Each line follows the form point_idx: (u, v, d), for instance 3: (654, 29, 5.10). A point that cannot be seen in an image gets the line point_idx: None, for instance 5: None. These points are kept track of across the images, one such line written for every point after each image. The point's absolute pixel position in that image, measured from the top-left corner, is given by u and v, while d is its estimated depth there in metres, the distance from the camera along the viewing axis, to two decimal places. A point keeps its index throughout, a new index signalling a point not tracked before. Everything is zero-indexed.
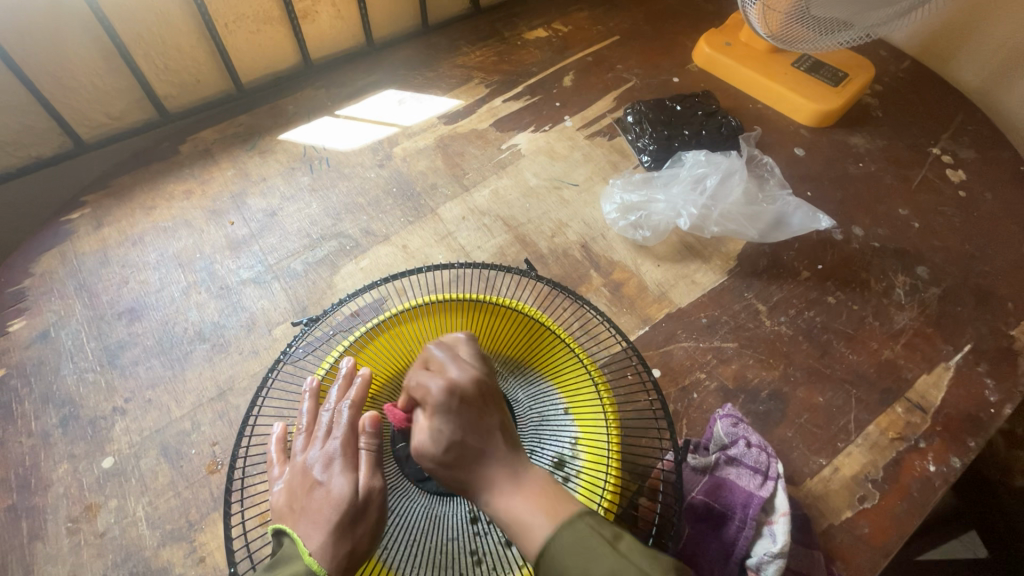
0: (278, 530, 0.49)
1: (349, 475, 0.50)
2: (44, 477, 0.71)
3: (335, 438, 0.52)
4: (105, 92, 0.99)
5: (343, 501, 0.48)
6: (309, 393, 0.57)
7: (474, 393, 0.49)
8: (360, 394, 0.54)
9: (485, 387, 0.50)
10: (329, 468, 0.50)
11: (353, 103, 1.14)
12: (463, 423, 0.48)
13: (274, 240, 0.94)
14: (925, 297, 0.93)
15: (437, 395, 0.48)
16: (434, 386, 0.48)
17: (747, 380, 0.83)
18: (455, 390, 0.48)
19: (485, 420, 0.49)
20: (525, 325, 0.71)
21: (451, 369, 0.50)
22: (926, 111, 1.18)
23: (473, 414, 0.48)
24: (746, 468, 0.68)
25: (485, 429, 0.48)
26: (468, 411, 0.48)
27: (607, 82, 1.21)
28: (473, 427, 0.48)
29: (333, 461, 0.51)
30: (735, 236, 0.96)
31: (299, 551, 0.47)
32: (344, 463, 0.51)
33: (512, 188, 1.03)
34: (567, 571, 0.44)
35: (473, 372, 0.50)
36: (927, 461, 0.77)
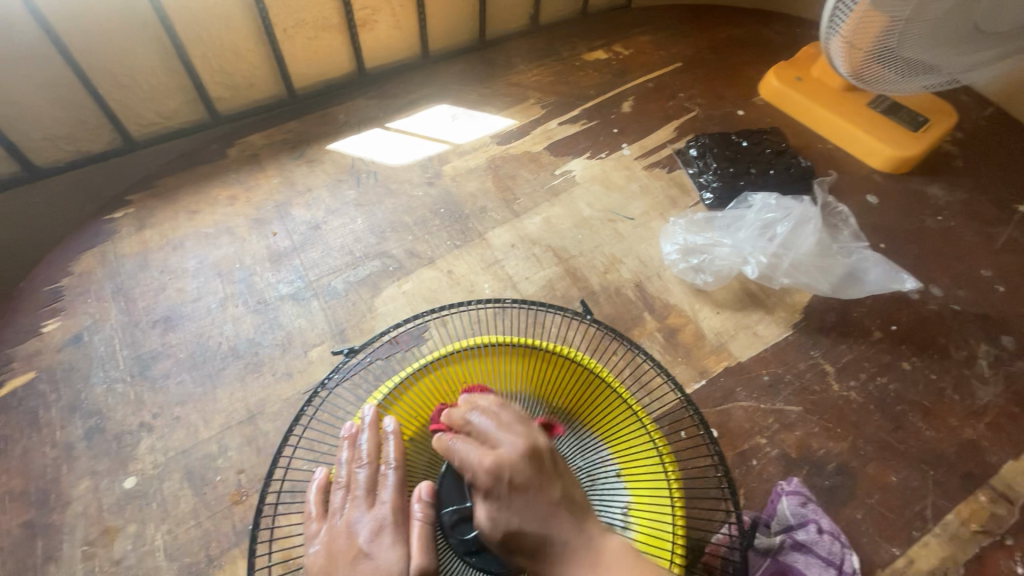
0: None
1: (399, 548, 0.49)
2: (64, 493, 0.68)
3: (384, 503, 0.51)
4: (158, 91, 0.97)
5: None
6: (346, 441, 0.55)
7: (527, 475, 0.45)
8: (399, 454, 0.53)
9: (543, 463, 0.46)
10: (377, 538, 0.49)
11: (404, 116, 1.11)
12: (519, 509, 0.45)
13: (316, 255, 0.90)
14: (1012, 371, 0.84)
15: (483, 476, 0.45)
16: (480, 463, 0.45)
17: (812, 451, 0.76)
18: (502, 470, 0.45)
19: (547, 509, 0.45)
20: (587, 383, 0.65)
21: (501, 448, 0.46)
22: (1010, 165, 1.10)
23: (532, 496, 0.45)
24: (817, 557, 0.62)
25: (547, 514, 0.45)
26: (524, 491, 0.45)
27: (668, 111, 1.16)
28: (533, 512, 0.45)
29: (383, 529, 0.50)
30: (805, 288, 0.89)
31: None
32: (394, 533, 0.49)
33: (565, 218, 0.98)
34: None
35: (524, 446, 0.46)
36: (1014, 561, 0.69)
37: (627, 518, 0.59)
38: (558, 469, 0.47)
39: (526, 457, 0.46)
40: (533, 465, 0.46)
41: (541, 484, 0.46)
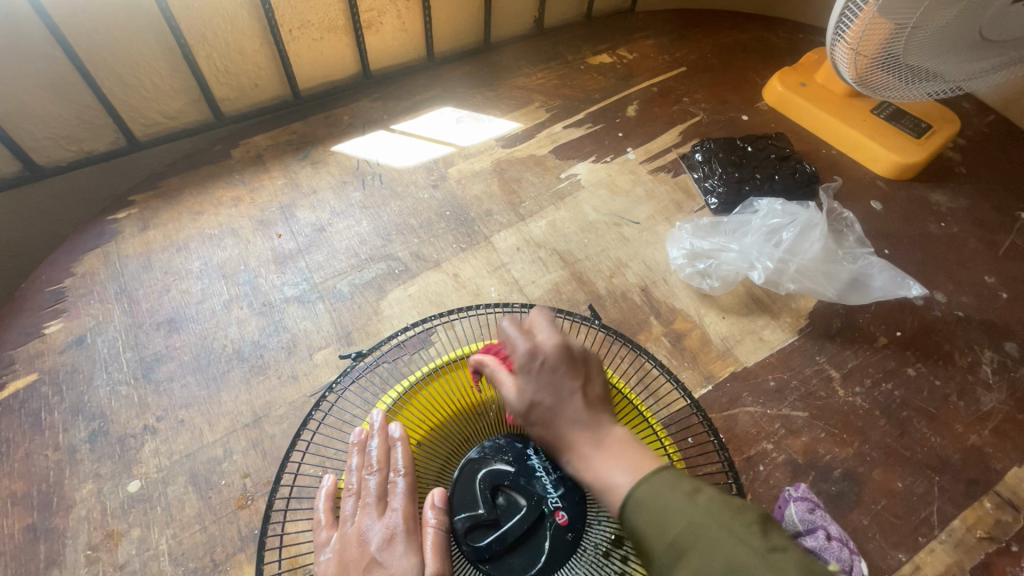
0: None
1: (412, 557, 0.49)
2: (67, 497, 0.67)
3: (395, 510, 0.51)
4: (162, 91, 0.97)
5: None
6: (355, 447, 0.55)
7: (558, 360, 0.50)
8: (409, 461, 0.53)
9: (571, 355, 0.51)
10: (389, 545, 0.49)
11: (409, 118, 1.11)
12: (542, 385, 0.50)
13: (321, 257, 0.90)
14: (1016, 378, 0.85)
15: (520, 357, 0.51)
16: (521, 342, 0.51)
17: (819, 457, 0.76)
18: (536, 353, 0.50)
19: (566, 388, 0.49)
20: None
21: (539, 337, 0.52)
22: (1011, 172, 1.11)
23: (557, 377, 0.50)
24: (826, 564, 0.61)
25: (568, 394, 0.49)
26: (554, 370, 0.50)
27: (673, 116, 1.16)
28: (552, 391, 0.49)
29: (395, 537, 0.49)
30: (811, 294, 0.90)
31: None
32: (406, 541, 0.49)
33: (571, 222, 0.98)
34: (647, 528, 0.41)
35: (558, 339, 0.51)
36: (1020, 567, 0.69)
37: None
38: (584, 364, 0.51)
39: (558, 348, 0.51)
40: (564, 356, 0.51)
41: (568, 372, 0.50)
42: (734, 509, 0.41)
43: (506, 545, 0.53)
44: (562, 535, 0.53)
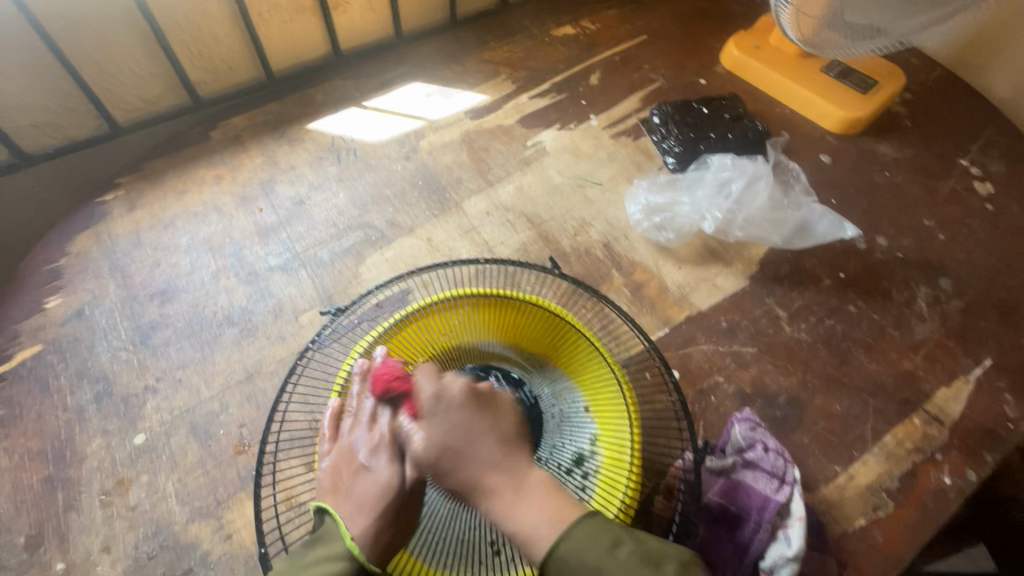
0: (321, 509, 0.55)
1: (395, 466, 0.56)
2: (78, 451, 0.73)
3: (384, 428, 0.58)
4: (140, 77, 1.01)
5: (387, 489, 0.55)
6: (358, 374, 0.61)
7: (464, 406, 0.56)
8: (402, 388, 0.59)
9: (475, 399, 0.56)
10: (376, 455, 0.57)
11: (380, 95, 1.15)
12: (451, 432, 0.55)
13: (302, 228, 0.96)
14: (948, 310, 0.92)
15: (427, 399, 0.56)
16: (428, 393, 0.56)
17: (765, 386, 0.83)
18: (442, 397, 0.56)
19: (476, 432, 0.55)
20: (533, 315, 0.71)
21: (441, 381, 0.57)
22: (954, 122, 1.18)
23: (462, 423, 0.55)
24: (763, 472, 0.69)
25: (471, 438, 0.54)
26: (459, 412, 0.55)
27: (634, 82, 1.21)
28: (461, 435, 0.54)
29: (382, 448, 0.57)
30: (760, 241, 0.97)
31: (339, 534, 0.53)
32: (390, 453, 0.57)
33: (537, 186, 1.04)
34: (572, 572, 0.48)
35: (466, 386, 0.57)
36: (943, 473, 0.77)
37: (593, 445, 0.66)
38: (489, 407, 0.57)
39: (464, 393, 0.57)
40: (473, 398, 0.57)
41: (477, 415, 0.55)
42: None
43: None
44: None
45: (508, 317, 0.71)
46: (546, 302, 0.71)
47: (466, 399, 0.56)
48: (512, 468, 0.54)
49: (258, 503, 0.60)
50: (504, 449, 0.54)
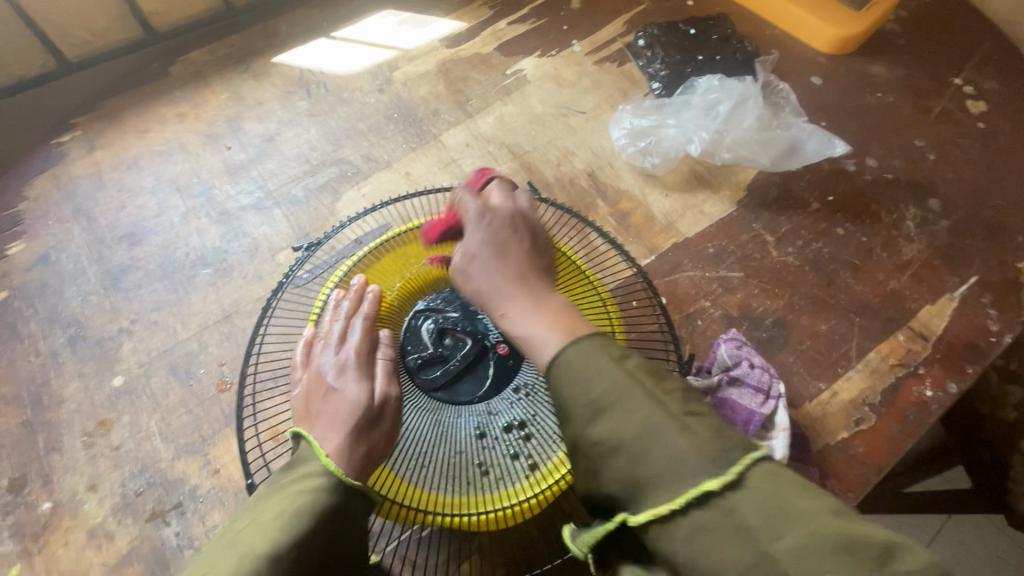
0: (297, 435, 0.53)
1: (363, 383, 0.58)
2: (56, 395, 0.72)
3: (350, 348, 0.60)
4: (86, 6, 0.94)
5: (357, 403, 0.56)
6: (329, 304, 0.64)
7: (509, 222, 0.61)
8: (372, 308, 0.63)
9: (521, 220, 0.62)
10: (343, 374, 0.58)
11: (349, 24, 1.08)
12: (492, 238, 0.60)
13: (273, 165, 0.91)
14: (936, 230, 0.91)
15: (472, 210, 0.62)
16: (477, 206, 0.62)
17: (752, 309, 0.83)
18: (487, 210, 0.62)
19: (509, 248, 0.59)
20: None
21: (491, 199, 0.63)
22: (950, 39, 1.13)
23: (506, 233, 0.60)
24: (748, 388, 0.70)
25: (507, 249, 0.59)
26: (501, 225, 0.60)
27: (618, 5, 1.15)
28: (496, 245, 0.59)
29: (348, 368, 0.59)
30: (747, 164, 0.94)
31: (314, 454, 0.51)
32: (358, 370, 0.58)
33: (518, 115, 1.00)
34: (567, 378, 0.44)
35: (513, 207, 0.62)
36: (925, 386, 0.78)
37: None
38: (530, 229, 0.62)
39: (508, 215, 0.61)
40: (515, 221, 0.61)
41: (515, 233, 0.60)
42: (661, 391, 0.41)
43: (452, 375, 0.64)
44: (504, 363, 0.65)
45: None
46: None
47: (512, 217, 0.61)
48: (532, 280, 0.57)
49: (241, 436, 0.59)
50: (528, 265, 0.58)
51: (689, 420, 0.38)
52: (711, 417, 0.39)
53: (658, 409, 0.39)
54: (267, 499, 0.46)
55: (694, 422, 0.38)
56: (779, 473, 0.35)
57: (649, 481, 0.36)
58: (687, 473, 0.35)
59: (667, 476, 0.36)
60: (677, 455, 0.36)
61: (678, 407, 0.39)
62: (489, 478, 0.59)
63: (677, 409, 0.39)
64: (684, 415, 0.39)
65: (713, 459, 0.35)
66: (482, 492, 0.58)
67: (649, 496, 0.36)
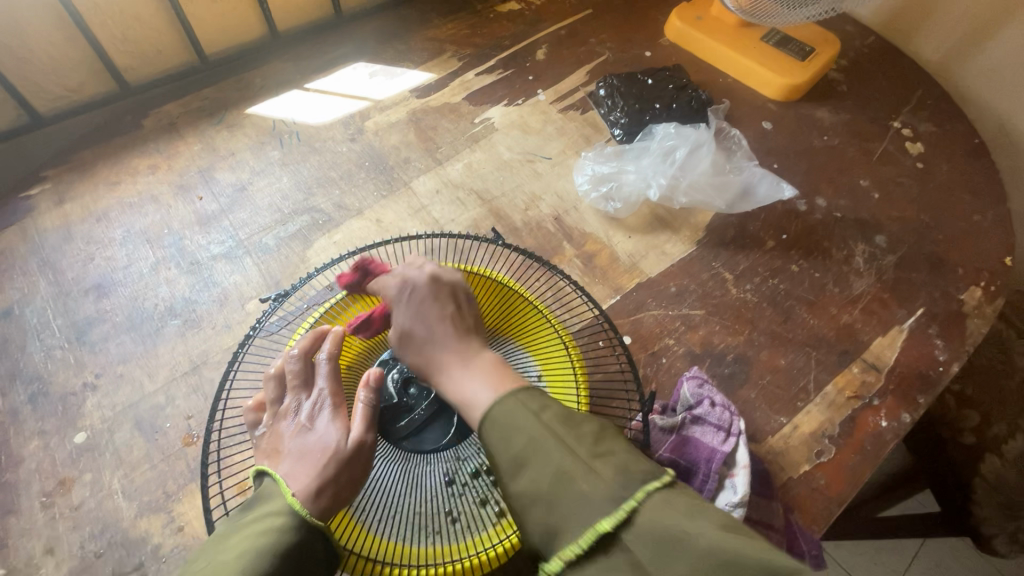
0: (261, 473, 0.55)
1: (338, 424, 0.57)
2: (15, 454, 0.71)
3: (322, 386, 0.60)
4: (60, 63, 0.96)
5: (329, 447, 0.55)
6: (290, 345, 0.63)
7: (426, 290, 0.62)
8: (335, 346, 0.62)
9: (439, 286, 0.63)
10: (317, 413, 0.58)
11: (322, 77, 1.12)
12: (414, 313, 0.61)
13: (245, 214, 0.93)
14: (883, 265, 0.97)
15: (393, 289, 0.63)
16: (396, 282, 0.63)
17: (713, 346, 0.86)
18: (406, 283, 0.63)
19: (433, 314, 0.61)
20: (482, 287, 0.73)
21: (411, 270, 0.64)
22: (888, 85, 1.21)
23: (427, 303, 0.61)
24: (710, 426, 0.72)
25: (432, 320, 0.60)
26: (419, 297, 0.62)
27: (580, 56, 1.21)
28: (420, 318, 0.60)
29: (323, 407, 0.58)
30: (704, 207, 0.99)
31: (281, 492, 0.52)
32: (333, 411, 0.58)
33: (486, 162, 1.03)
34: (491, 432, 0.51)
35: (427, 275, 0.63)
36: (880, 417, 0.81)
37: None
38: (450, 293, 0.63)
39: (427, 279, 0.63)
40: (433, 286, 0.62)
41: (434, 299, 0.61)
42: (568, 438, 0.48)
43: (418, 424, 0.64)
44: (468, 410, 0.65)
45: None
46: (495, 273, 0.73)
47: (432, 282, 0.62)
48: (461, 343, 0.59)
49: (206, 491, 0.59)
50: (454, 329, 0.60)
51: (596, 462, 0.46)
52: (617, 456, 0.47)
53: (568, 456, 0.46)
54: (224, 540, 0.47)
55: (599, 464, 0.46)
56: (672, 498, 0.43)
57: (561, 525, 0.44)
58: (589, 513, 0.43)
59: (574, 519, 0.43)
60: (582, 498, 0.44)
61: (588, 450, 0.47)
62: (457, 526, 0.60)
63: (585, 451, 0.47)
64: (592, 457, 0.46)
65: (612, 496, 0.43)
66: (448, 541, 0.59)
67: (564, 535, 0.43)
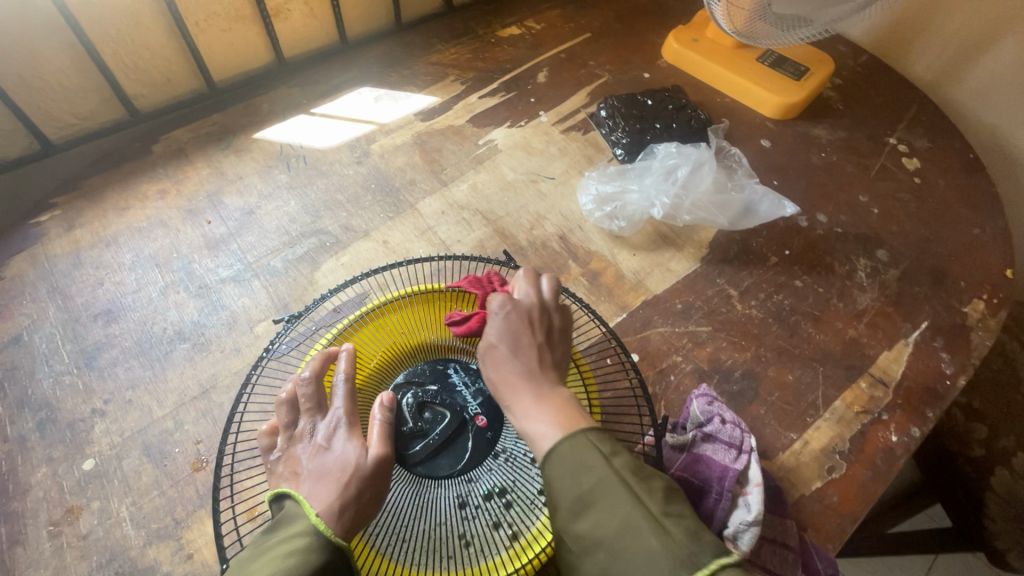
0: (280, 495, 0.55)
1: (356, 442, 0.57)
2: (22, 482, 0.70)
3: (338, 407, 0.60)
4: (72, 92, 0.97)
5: (349, 463, 0.55)
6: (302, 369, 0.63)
7: (529, 317, 0.63)
8: (349, 366, 0.61)
9: (540, 316, 0.64)
10: (335, 434, 0.58)
11: (328, 101, 1.14)
12: (507, 334, 0.62)
13: (253, 238, 0.94)
14: (886, 279, 0.97)
15: (496, 303, 0.64)
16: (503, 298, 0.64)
17: (721, 362, 0.86)
18: (511, 302, 0.64)
19: (523, 341, 0.61)
20: None
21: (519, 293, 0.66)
22: (883, 102, 1.24)
23: (522, 328, 0.62)
24: (721, 443, 0.72)
25: (523, 346, 0.61)
26: (519, 319, 0.63)
27: (581, 78, 1.24)
28: (512, 342, 0.61)
29: (340, 426, 0.58)
30: (707, 224, 1.00)
31: (304, 514, 0.52)
32: (349, 429, 0.58)
33: (490, 183, 1.05)
34: (558, 473, 0.50)
35: (534, 303, 0.64)
36: (890, 431, 0.81)
37: None
38: (546, 327, 0.64)
39: (530, 307, 0.64)
40: (533, 316, 0.63)
41: (531, 328, 0.62)
42: (639, 492, 0.47)
43: (433, 449, 0.64)
44: (482, 434, 0.65)
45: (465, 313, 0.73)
46: None
47: (534, 311, 0.64)
48: (541, 376, 0.59)
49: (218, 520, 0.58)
50: (537, 362, 0.60)
51: (667, 522, 0.44)
52: (687, 518, 0.45)
53: (637, 512, 0.45)
54: (253, 561, 0.47)
55: (671, 524, 0.44)
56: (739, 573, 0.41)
57: None
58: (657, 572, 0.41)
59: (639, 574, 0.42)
60: (651, 558, 0.42)
61: (659, 508, 0.45)
62: (471, 550, 0.59)
63: (656, 509, 0.45)
64: (663, 516, 0.45)
65: (683, 560, 0.41)
66: (462, 566, 0.58)
67: None
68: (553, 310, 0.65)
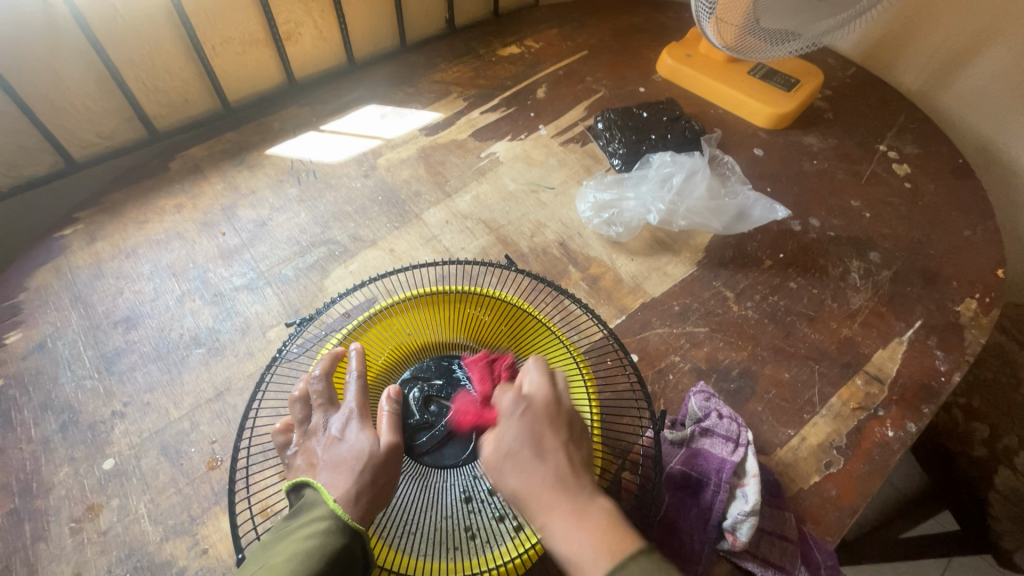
0: (297, 484, 0.56)
1: (368, 433, 0.60)
2: (46, 481, 0.73)
3: (350, 401, 0.62)
4: (95, 113, 1.03)
5: (363, 452, 0.58)
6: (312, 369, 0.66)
7: (542, 411, 0.60)
8: (360, 363, 0.64)
9: (555, 409, 0.60)
10: (347, 424, 0.61)
11: (337, 119, 1.19)
12: (521, 436, 0.58)
13: (265, 248, 0.98)
14: (879, 280, 1.00)
15: (507, 402, 0.61)
16: (513, 396, 0.61)
17: (719, 361, 0.89)
18: (523, 399, 0.61)
19: (545, 441, 0.57)
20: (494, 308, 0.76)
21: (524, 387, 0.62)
22: (872, 111, 1.28)
23: (539, 426, 0.59)
24: (719, 437, 0.75)
25: (542, 449, 0.57)
26: (531, 419, 0.59)
27: (578, 93, 1.29)
28: (529, 444, 0.57)
29: (352, 418, 0.61)
30: (702, 229, 1.04)
31: (322, 499, 0.54)
32: (361, 420, 0.61)
33: (492, 193, 1.09)
34: None
35: (546, 393, 0.61)
36: (886, 427, 0.83)
37: None
38: (563, 419, 0.60)
39: (541, 399, 0.61)
40: (547, 410, 0.60)
41: (546, 424, 0.59)
42: None
43: (439, 440, 0.67)
44: None
45: (469, 313, 0.76)
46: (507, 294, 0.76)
47: (547, 401, 0.60)
48: (570, 483, 0.55)
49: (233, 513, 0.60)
50: (564, 465, 0.56)
51: None
52: None
53: None
54: (275, 544, 0.49)
55: None
56: None
57: None
58: None
59: None
60: None
61: None
62: (477, 542, 0.62)
63: None
64: None
65: None
66: (468, 556, 0.60)
67: None
68: (564, 400, 0.62)
